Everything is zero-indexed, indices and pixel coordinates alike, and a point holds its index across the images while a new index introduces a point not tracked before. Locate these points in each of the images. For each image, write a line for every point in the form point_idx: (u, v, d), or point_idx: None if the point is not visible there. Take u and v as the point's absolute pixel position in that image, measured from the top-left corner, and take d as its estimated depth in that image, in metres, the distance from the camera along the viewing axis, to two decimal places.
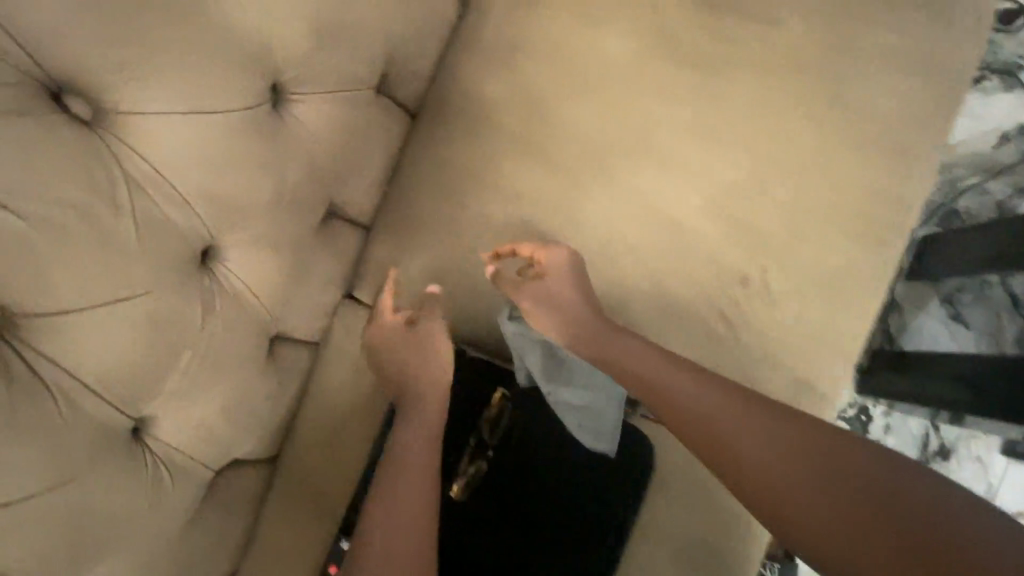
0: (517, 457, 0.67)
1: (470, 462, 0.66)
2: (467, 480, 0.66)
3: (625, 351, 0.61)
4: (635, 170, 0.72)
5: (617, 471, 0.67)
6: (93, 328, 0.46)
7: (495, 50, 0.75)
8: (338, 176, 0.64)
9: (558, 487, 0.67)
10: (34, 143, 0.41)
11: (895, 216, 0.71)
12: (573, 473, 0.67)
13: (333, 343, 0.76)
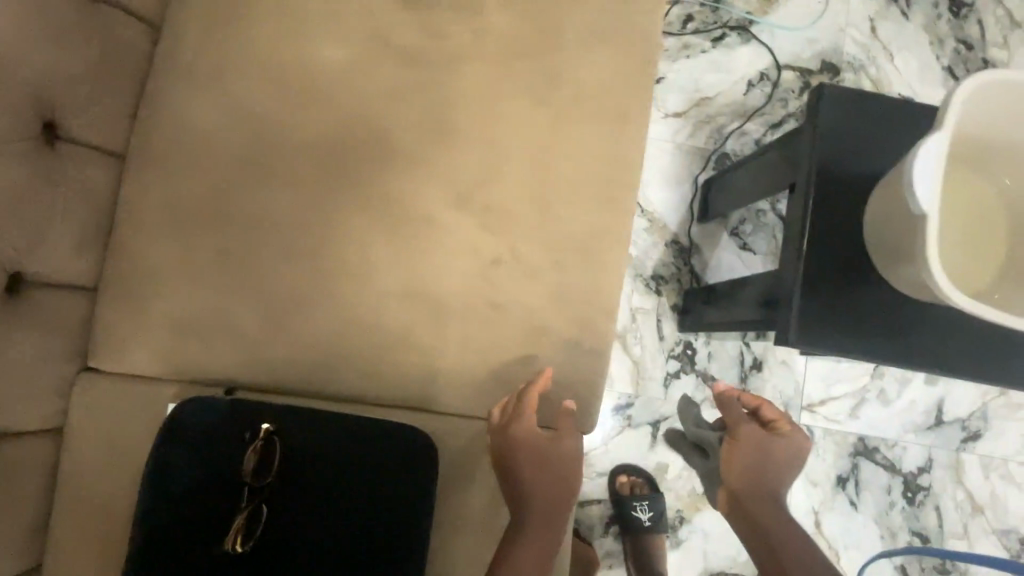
0: (297, 486, 0.65)
1: (247, 506, 0.62)
2: (261, 522, 0.63)
3: (554, 472, 0.68)
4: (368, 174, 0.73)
5: (407, 470, 0.67)
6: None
7: (198, 76, 0.72)
8: (13, 242, 0.58)
9: (349, 507, 0.66)
10: None
11: (614, 176, 0.77)
12: (362, 483, 0.66)
13: (73, 421, 0.68)
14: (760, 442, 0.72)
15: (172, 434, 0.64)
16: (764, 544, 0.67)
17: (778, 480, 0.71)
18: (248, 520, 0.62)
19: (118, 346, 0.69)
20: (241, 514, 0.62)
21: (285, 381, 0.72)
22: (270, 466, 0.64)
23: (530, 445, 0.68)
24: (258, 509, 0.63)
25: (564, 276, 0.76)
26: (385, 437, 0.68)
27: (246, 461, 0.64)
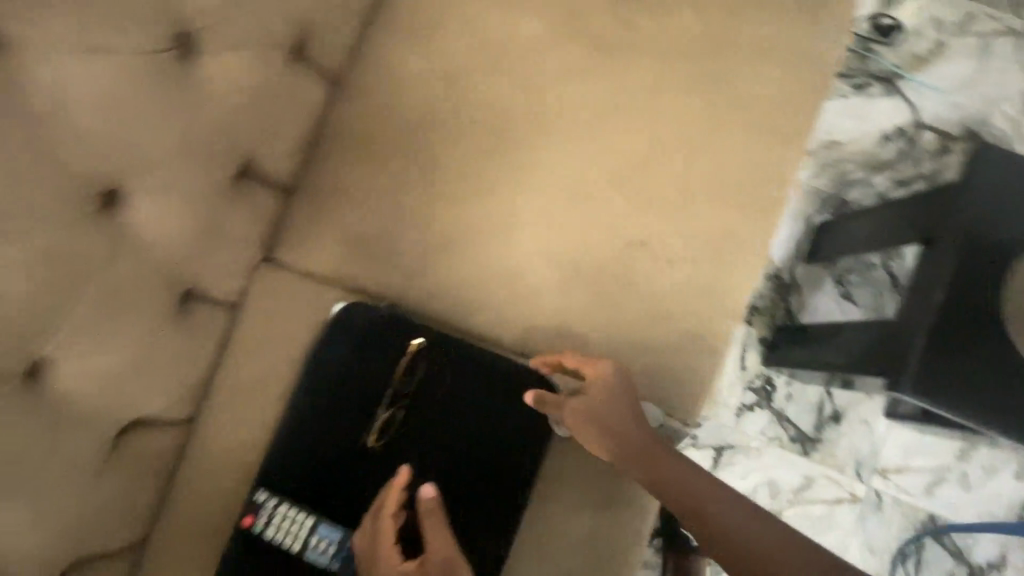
0: (428, 403, 0.72)
1: (390, 408, 0.71)
2: (393, 426, 0.71)
3: (633, 431, 0.70)
4: (545, 142, 0.79)
5: (523, 412, 0.74)
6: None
7: (414, 26, 0.80)
8: (252, 137, 0.67)
9: (467, 431, 0.72)
10: None
11: (766, 189, 0.81)
12: (481, 413, 0.73)
13: (248, 303, 0.77)
14: (642, 441, 0.69)
15: (339, 331, 0.73)
16: (696, 510, 0.65)
17: (696, 483, 0.67)
18: (386, 421, 0.71)
19: (298, 247, 0.78)
20: (381, 414, 0.71)
21: (430, 312, 0.78)
22: (413, 379, 0.72)
23: (597, 410, 0.70)
24: (394, 414, 0.71)
25: (701, 273, 0.79)
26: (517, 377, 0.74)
27: (396, 370, 0.72)
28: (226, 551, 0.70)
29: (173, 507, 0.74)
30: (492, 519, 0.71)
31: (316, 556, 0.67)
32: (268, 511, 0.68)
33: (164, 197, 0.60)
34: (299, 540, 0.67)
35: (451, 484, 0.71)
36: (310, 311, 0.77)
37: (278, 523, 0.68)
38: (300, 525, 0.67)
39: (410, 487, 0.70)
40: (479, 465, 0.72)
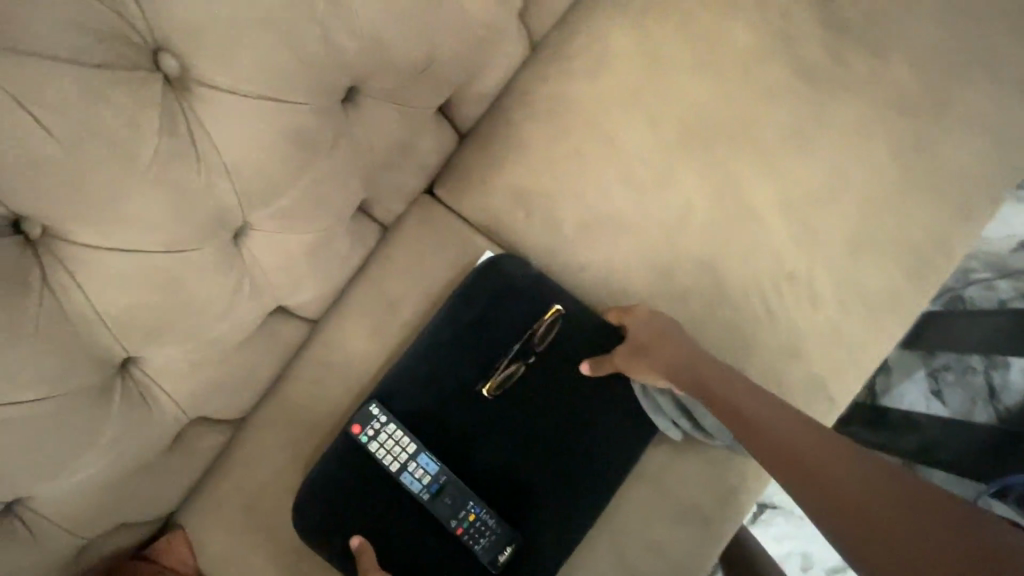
0: (554, 366, 0.77)
1: (513, 361, 0.75)
2: (514, 378, 0.74)
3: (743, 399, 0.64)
4: (723, 151, 0.80)
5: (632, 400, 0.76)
6: (254, 106, 0.50)
7: (625, 10, 0.82)
8: (468, 72, 0.70)
9: (581, 404, 0.76)
10: None
11: (925, 258, 0.80)
12: (594, 392, 0.76)
13: (401, 228, 0.80)
14: (727, 396, 0.65)
15: (491, 277, 0.76)
16: (821, 476, 0.54)
17: (807, 446, 0.57)
18: (508, 374, 0.74)
19: (459, 189, 0.81)
20: (506, 365, 0.75)
21: (567, 284, 0.80)
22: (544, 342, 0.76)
23: (668, 353, 0.70)
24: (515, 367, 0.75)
25: (840, 321, 0.79)
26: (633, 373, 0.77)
27: (530, 329, 0.76)
28: (325, 452, 0.73)
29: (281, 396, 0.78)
30: (574, 502, 0.74)
31: (410, 482, 0.70)
32: (377, 425, 0.70)
33: (387, 105, 0.63)
34: (399, 462, 0.70)
35: (546, 455, 0.74)
36: (455, 251, 0.80)
37: (382, 441, 0.70)
38: (402, 449, 0.70)
39: (510, 446, 0.74)
40: (577, 446, 0.75)
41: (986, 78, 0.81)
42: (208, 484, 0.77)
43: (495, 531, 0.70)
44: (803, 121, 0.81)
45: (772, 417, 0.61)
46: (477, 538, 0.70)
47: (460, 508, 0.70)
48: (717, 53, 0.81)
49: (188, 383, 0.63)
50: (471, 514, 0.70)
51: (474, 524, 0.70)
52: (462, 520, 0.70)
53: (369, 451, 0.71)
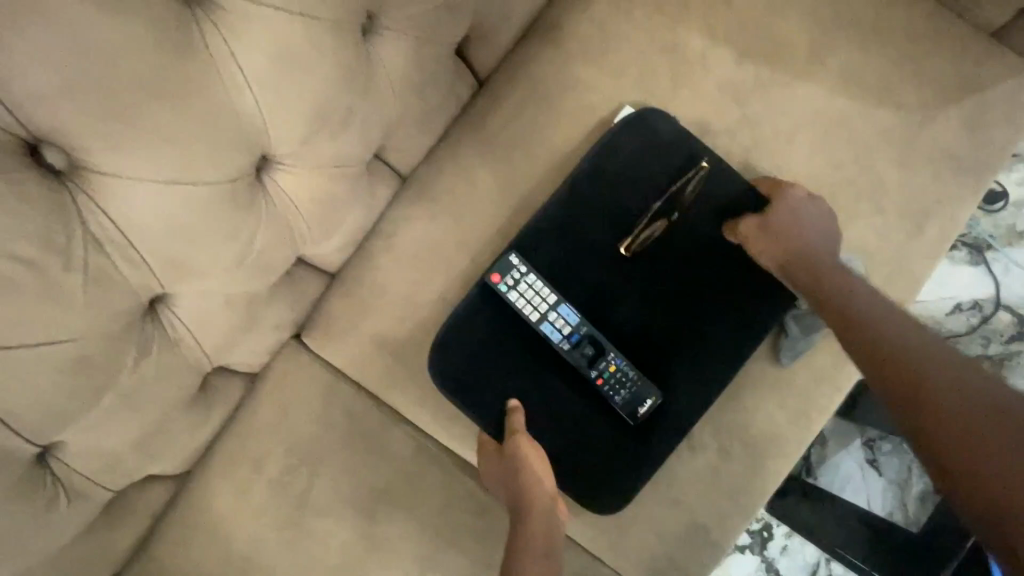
0: (652, 302, 0.70)
1: (656, 217, 0.70)
2: (648, 242, 0.70)
3: (854, 289, 0.65)
4: (603, 298, 0.70)
5: (749, 311, 0.72)
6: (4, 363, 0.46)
7: (497, 138, 0.77)
8: (309, 239, 0.65)
9: (688, 328, 0.71)
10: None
11: (820, 396, 0.76)
12: (696, 337, 0.71)
13: (266, 380, 0.76)
14: (840, 278, 0.66)
15: (530, 250, 0.70)
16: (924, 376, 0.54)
17: (888, 343, 0.58)
18: (649, 228, 0.70)
19: (327, 335, 0.77)
20: (646, 219, 0.70)
21: (442, 435, 0.76)
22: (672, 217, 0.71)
23: (793, 229, 0.69)
24: (644, 236, 0.70)
25: (728, 468, 0.75)
26: (712, 320, 0.71)
27: (675, 182, 0.71)
28: (459, 303, 0.70)
29: (146, 560, 0.75)
30: (715, 340, 0.71)
31: (550, 330, 0.68)
32: (517, 274, 0.68)
33: (205, 300, 0.58)
34: (538, 313, 0.68)
35: (684, 296, 0.71)
36: (323, 403, 0.76)
37: (522, 290, 0.68)
38: (542, 298, 0.68)
39: (619, 342, 0.70)
40: (687, 352, 0.71)
41: (874, 206, 0.76)
42: None
43: (637, 382, 0.68)
44: (691, 260, 0.71)
45: (879, 314, 0.61)
46: (618, 389, 0.68)
47: (599, 359, 0.68)
48: (592, 183, 0.71)
49: None
50: (613, 365, 0.68)
51: (616, 376, 0.68)
52: (603, 371, 0.68)
53: (506, 303, 0.69)
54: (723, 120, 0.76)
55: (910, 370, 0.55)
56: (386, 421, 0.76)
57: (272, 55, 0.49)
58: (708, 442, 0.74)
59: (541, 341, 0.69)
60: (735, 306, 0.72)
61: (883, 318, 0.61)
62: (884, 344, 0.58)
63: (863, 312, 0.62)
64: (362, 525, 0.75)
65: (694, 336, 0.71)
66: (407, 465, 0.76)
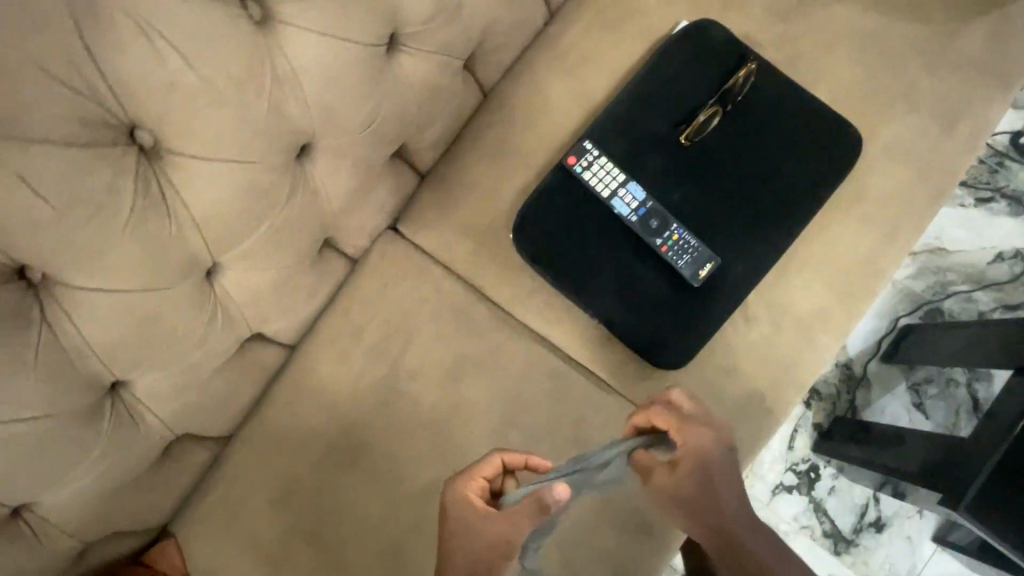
0: (709, 184, 0.80)
1: (712, 108, 0.80)
2: (706, 132, 0.80)
3: (718, 460, 0.70)
4: (665, 182, 0.80)
5: (797, 193, 0.80)
6: (203, 171, 0.58)
7: (569, 55, 0.88)
8: (415, 123, 0.77)
9: (742, 207, 0.80)
10: (218, 33, 0.54)
11: (867, 276, 0.82)
12: (749, 215, 0.80)
13: (366, 262, 0.87)
14: (707, 461, 0.69)
15: (601, 140, 0.82)
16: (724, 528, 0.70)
17: (710, 511, 0.70)
18: (705, 119, 0.80)
19: (419, 224, 0.88)
20: (703, 112, 0.80)
21: (519, 311, 0.86)
22: (726, 112, 0.81)
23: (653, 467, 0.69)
24: (702, 128, 0.80)
25: (781, 340, 0.82)
26: (764, 201, 0.80)
27: (725, 82, 0.81)
28: (540, 185, 0.82)
29: (262, 415, 0.86)
30: (768, 218, 0.80)
31: (620, 205, 0.79)
32: (590, 157, 0.80)
33: (338, 157, 0.70)
34: (609, 190, 0.80)
35: (738, 179, 0.80)
36: (415, 282, 0.87)
37: (595, 170, 0.80)
38: (612, 178, 0.80)
39: (680, 218, 0.80)
40: (742, 227, 0.80)
41: (912, 107, 0.84)
42: (198, 500, 0.86)
43: (697, 248, 0.78)
44: (744, 150, 0.81)
45: (712, 501, 0.70)
46: (680, 255, 0.78)
47: (663, 229, 0.78)
48: (655, 85, 0.82)
49: (171, 408, 0.71)
50: (675, 234, 0.78)
51: (678, 243, 0.78)
52: (667, 239, 0.78)
53: (580, 184, 0.81)
54: (770, 35, 0.86)
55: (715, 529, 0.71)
56: (470, 298, 0.86)
57: None
58: (762, 315, 0.82)
59: (611, 215, 0.80)
60: (785, 188, 0.80)
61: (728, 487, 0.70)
62: (708, 515, 0.70)
63: (707, 501, 0.70)
64: (449, 389, 0.84)
65: (747, 214, 0.80)
66: (488, 337, 0.85)
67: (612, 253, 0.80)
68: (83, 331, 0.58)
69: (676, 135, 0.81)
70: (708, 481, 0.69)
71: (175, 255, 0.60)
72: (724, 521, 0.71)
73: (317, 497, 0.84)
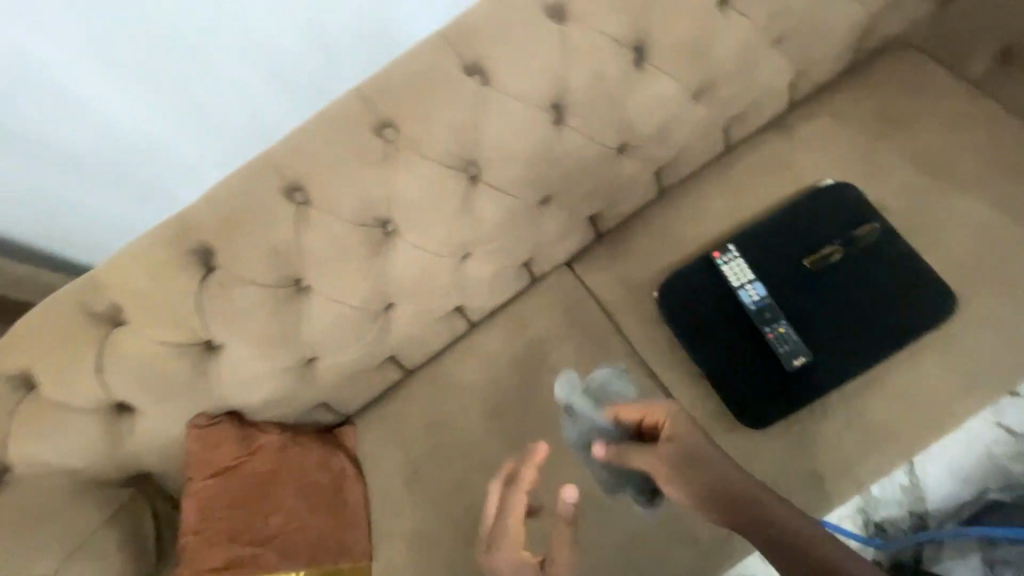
0: (818, 300, 1.04)
1: (833, 248, 1.06)
2: (824, 263, 1.06)
3: (689, 433, 0.78)
4: (784, 289, 1.06)
5: (890, 328, 1.01)
6: (491, 195, 0.98)
7: (732, 183, 1.20)
8: (614, 200, 1.12)
9: (841, 325, 1.02)
10: (532, 126, 0.94)
11: (939, 411, 0.99)
12: (845, 332, 1.02)
13: (543, 283, 1.21)
14: (679, 438, 0.78)
15: (742, 246, 1.10)
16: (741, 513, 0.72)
17: (721, 501, 0.73)
18: (825, 254, 1.06)
19: (588, 268, 1.21)
20: (824, 249, 1.07)
21: (644, 350, 1.12)
22: (845, 253, 1.06)
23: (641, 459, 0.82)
24: (821, 259, 1.06)
25: (850, 437, 1.00)
26: (861, 326, 1.02)
27: (851, 232, 1.07)
28: (687, 265, 1.12)
29: (440, 363, 1.21)
30: (860, 339, 1.01)
31: (744, 295, 1.05)
32: (730, 256, 1.08)
33: (561, 208, 1.06)
34: (738, 282, 1.06)
35: (843, 304, 1.03)
36: (573, 307, 1.18)
37: (731, 266, 1.08)
38: (743, 274, 1.07)
39: (788, 318, 1.04)
40: (837, 340, 1.02)
41: (1012, 291, 1.02)
42: (378, 406, 1.21)
43: (796, 343, 1.01)
44: (853, 283, 1.04)
45: (711, 479, 0.74)
46: (781, 344, 1.01)
47: (773, 322, 1.03)
48: (793, 219, 1.10)
49: (404, 332, 1.08)
50: (781, 327, 1.02)
51: (782, 334, 1.01)
52: (773, 329, 1.02)
53: (718, 272, 1.09)
54: (898, 206, 1.11)
55: (737, 509, 0.72)
56: (609, 329, 1.15)
57: (653, 96, 0.99)
58: (838, 413, 1.01)
59: (734, 302, 1.07)
60: (880, 320, 1.02)
61: (717, 466, 0.75)
62: (716, 496, 0.73)
63: (701, 477, 0.75)
64: (573, 388, 1.12)
65: (843, 330, 1.02)
66: (615, 361, 1.13)
67: (727, 329, 1.06)
68: (395, 265, 0.98)
69: (802, 257, 1.07)
70: (690, 455, 0.76)
71: (454, 236, 0.99)
72: (737, 498, 0.73)
73: (456, 433, 1.14)
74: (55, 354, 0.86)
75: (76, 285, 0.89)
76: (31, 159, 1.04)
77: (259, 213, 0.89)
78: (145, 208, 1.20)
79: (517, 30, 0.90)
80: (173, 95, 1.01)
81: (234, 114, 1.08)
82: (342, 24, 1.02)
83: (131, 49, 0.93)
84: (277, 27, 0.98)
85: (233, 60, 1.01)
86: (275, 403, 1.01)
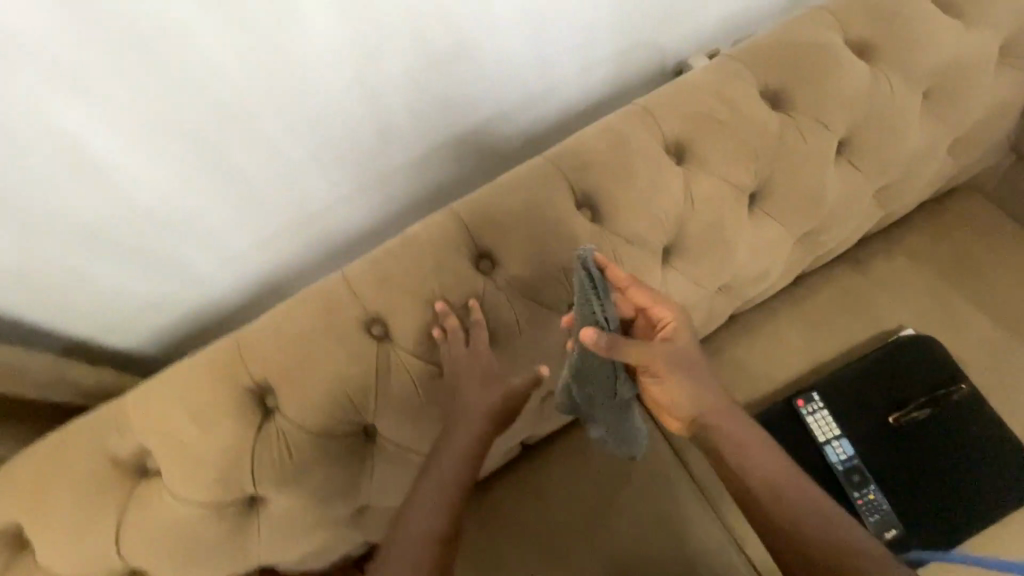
0: (906, 463, 1.00)
1: (921, 406, 1.02)
2: (913, 422, 1.01)
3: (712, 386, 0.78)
4: (871, 447, 1.01)
5: (978, 499, 0.98)
6: None
7: (807, 317, 1.15)
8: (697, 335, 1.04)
9: (929, 491, 0.98)
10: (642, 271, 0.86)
11: None
12: (934, 501, 0.98)
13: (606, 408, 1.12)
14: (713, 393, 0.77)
15: (826, 395, 1.04)
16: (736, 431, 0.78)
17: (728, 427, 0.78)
18: (912, 412, 1.02)
19: None
20: (912, 406, 1.02)
21: (721, 499, 1.02)
22: (933, 412, 1.02)
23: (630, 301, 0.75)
24: (910, 416, 1.01)
25: None
26: (950, 496, 0.98)
27: (938, 390, 1.03)
28: (767, 410, 1.05)
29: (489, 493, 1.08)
30: (948, 509, 0.97)
31: (830, 452, 1.00)
32: (815, 406, 1.02)
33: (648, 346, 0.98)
34: (825, 437, 1.01)
35: (932, 468, 0.99)
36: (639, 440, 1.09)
37: (816, 418, 1.02)
38: (829, 429, 1.01)
39: (876, 480, 0.99)
40: (925, 508, 0.98)
41: None
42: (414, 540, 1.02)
43: (887, 512, 0.96)
44: (940, 447, 1.01)
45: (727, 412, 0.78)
46: (871, 513, 0.96)
47: (862, 486, 0.97)
48: (880, 369, 1.05)
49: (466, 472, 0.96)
50: (870, 493, 0.97)
51: (871, 501, 0.96)
52: (863, 494, 0.97)
53: (801, 423, 1.02)
54: (974, 365, 1.09)
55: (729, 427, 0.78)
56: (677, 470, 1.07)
57: (762, 243, 0.93)
58: None
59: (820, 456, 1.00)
60: (968, 490, 0.98)
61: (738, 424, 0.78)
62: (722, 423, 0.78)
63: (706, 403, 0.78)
64: (651, 544, 0.98)
65: (932, 498, 0.98)
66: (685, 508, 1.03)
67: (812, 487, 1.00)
68: None
69: (887, 412, 1.03)
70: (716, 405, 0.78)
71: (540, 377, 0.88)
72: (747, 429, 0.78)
73: None
74: (65, 513, 0.71)
75: (96, 425, 0.73)
76: (13, 239, 0.79)
77: (332, 350, 0.77)
78: (157, 288, 0.98)
79: (635, 168, 0.83)
80: (223, 165, 0.85)
81: (281, 186, 0.94)
82: (408, 102, 0.94)
83: (187, 116, 0.77)
84: (346, 100, 0.88)
85: (294, 138, 0.88)
86: (314, 556, 0.86)
